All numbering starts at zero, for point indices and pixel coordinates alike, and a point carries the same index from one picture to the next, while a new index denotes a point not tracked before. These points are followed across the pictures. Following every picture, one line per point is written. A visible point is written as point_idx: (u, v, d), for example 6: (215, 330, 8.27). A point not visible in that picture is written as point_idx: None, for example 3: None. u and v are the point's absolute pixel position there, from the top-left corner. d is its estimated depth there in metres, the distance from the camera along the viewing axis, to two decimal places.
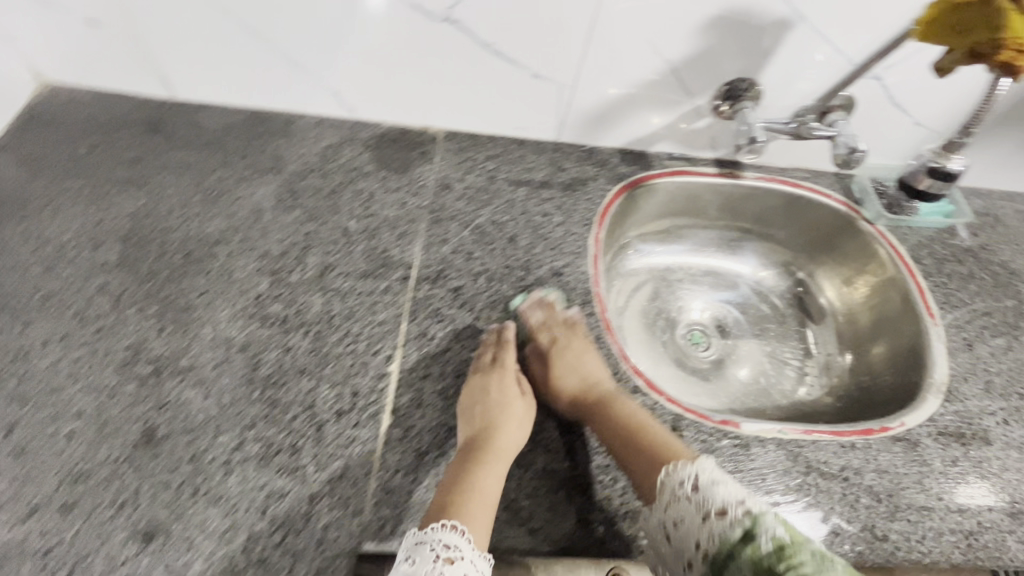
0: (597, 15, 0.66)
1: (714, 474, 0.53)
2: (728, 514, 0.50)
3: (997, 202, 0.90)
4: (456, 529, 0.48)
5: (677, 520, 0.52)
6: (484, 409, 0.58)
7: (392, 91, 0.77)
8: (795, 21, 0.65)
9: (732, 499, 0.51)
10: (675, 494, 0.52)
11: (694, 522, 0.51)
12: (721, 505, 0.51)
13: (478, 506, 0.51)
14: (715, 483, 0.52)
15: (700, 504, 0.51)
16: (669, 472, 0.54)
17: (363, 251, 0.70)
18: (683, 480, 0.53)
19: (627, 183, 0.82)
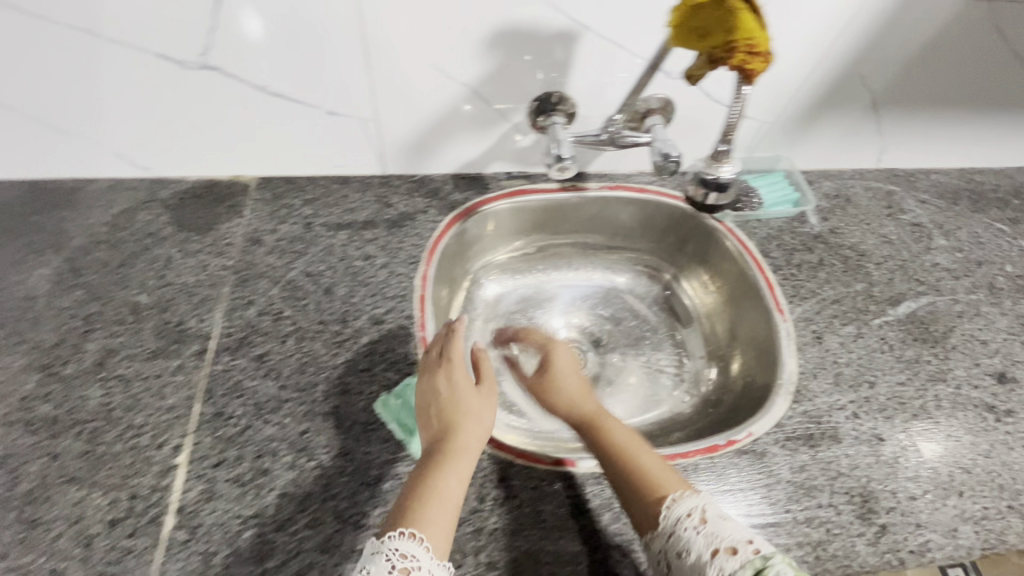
0: (369, 46, 0.60)
1: (721, 512, 0.50)
2: (740, 552, 0.46)
3: (848, 182, 0.89)
4: (416, 539, 0.44)
5: (684, 553, 0.47)
6: (452, 403, 0.55)
7: (181, 145, 0.70)
8: (581, 30, 0.61)
9: (741, 537, 0.47)
10: (681, 527, 0.49)
11: (702, 556, 0.47)
12: (731, 542, 0.47)
13: (438, 513, 0.47)
14: (723, 516, 0.49)
15: (709, 537, 0.47)
16: (671, 504, 0.50)
17: (153, 327, 0.63)
18: (687, 511, 0.49)
19: (461, 212, 0.77)
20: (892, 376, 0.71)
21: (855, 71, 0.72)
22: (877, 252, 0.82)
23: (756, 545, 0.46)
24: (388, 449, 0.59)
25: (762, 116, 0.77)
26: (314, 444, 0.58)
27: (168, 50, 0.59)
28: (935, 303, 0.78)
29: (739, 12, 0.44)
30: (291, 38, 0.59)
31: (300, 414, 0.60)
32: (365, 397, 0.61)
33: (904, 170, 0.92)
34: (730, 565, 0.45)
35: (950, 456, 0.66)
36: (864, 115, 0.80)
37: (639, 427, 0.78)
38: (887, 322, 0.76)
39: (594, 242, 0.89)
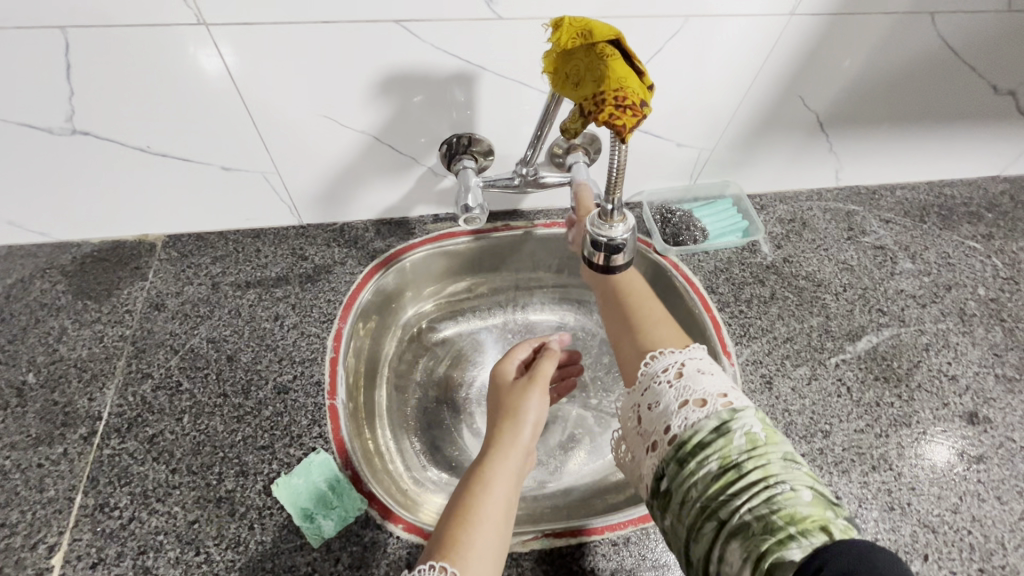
0: (249, 99, 0.56)
1: (701, 367, 0.51)
2: (708, 404, 0.48)
3: (804, 204, 0.83)
4: (442, 569, 0.43)
5: (655, 404, 0.50)
6: (495, 424, 0.58)
7: (77, 210, 0.67)
8: (476, 70, 0.57)
9: (713, 391, 0.48)
10: (655, 381, 0.51)
11: (670, 407, 0.49)
12: (702, 396, 0.48)
13: (478, 541, 0.46)
14: (701, 372, 0.50)
15: (680, 390, 0.49)
16: (650, 361, 0.53)
17: (38, 410, 0.59)
18: (665, 367, 0.51)
19: (382, 261, 0.73)
20: (849, 423, 0.65)
21: (790, 90, 0.67)
22: (835, 281, 0.76)
23: (728, 400, 0.48)
24: (282, 537, 0.54)
25: (699, 144, 0.72)
26: (202, 536, 0.54)
27: (32, 119, 0.55)
28: (899, 335, 0.72)
29: (612, 58, 0.39)
30: (162, 98, 0.55)
31: (190, 501, 0.55)
32: (262, 479, 0.57)
33: (865, 188, 0.86)
34: (696, 414, 0.47)
35: (913, 513, 0.60)
36: (811, 132, 0.74)
37: (582, 484, 0.72)
38: (844, 361, 0.69)
39: (537, 279, 0.84)
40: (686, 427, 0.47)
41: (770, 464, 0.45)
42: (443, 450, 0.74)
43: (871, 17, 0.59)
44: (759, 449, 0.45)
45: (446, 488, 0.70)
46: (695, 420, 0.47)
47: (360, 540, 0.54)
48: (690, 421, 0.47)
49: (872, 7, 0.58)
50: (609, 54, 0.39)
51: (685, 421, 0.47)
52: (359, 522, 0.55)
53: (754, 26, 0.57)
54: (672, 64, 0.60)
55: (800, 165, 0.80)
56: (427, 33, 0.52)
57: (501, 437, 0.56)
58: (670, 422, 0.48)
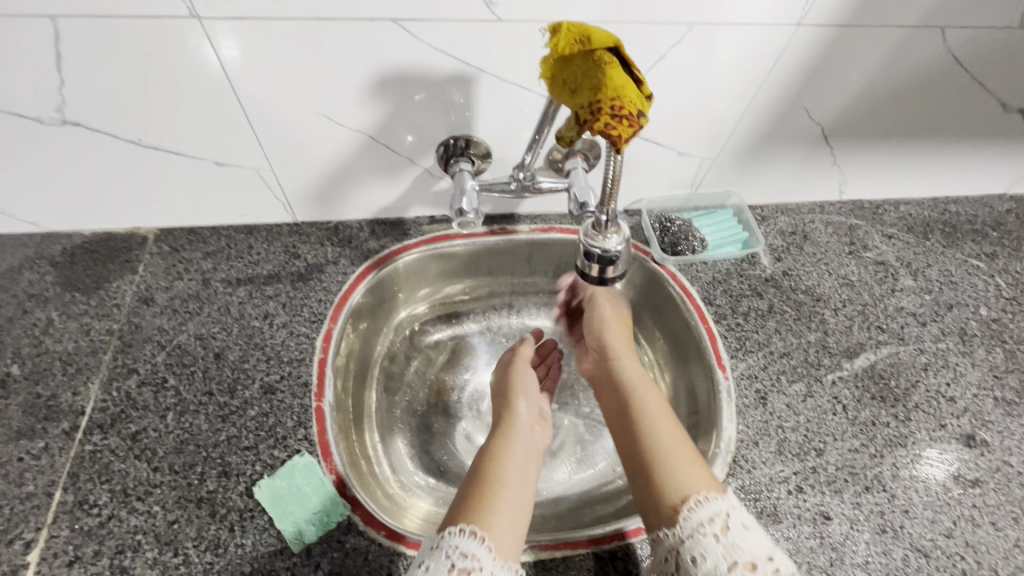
0: (244, 95, 0.56)
1: (745, 520, 0.50)
2: (759, 569, 0.46)
3: (806, 217, 0.82)
4: (471, 532, 0.49)
5: (701, 559, 0.48)
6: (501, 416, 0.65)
7: (67, 200, 0.66)
8: (475, 72, 0.56)
9: (761, 554, 0.47)
10: (700, 533, 0.49)
11: (718, 567, 0.47)
12: (751, 559, 0.47)
13: (499, 511, 0.52)
14: (747, 527, 0.49)
15: (728, 548, 0.48)
16: (691, 509, 0.50)
17: (21, 403, 0.59)
18: (711, 516, 0.50)
19: (375, 261, 0.72)
20: (844, 442, 0.64)
21: (794, 102, 0.65)
22: (835, 296, 0.75)
23: (776, 564, 0.47)
24: (263, 540, 0.53)
25: (701, 153, 0.71)
26: (181, 537, 0.53)
27: (22, 108, 0.54)
28: (898, 354, 0.71)
29: (610, 65, 0.38)
30: (155, 91, 0.54)
31: (170, 501, 0.54)
32: (245, 480, 0.56)
33: (869, 202, 0.84)
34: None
35: (906, 537, 0.59)
36: (815, 144, 0.73)
37: (571, 494, 0.71)
38: (841, 379, 0.68)
39: (533, 284, 0.83)
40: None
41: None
42: (431, 455, 0.73)
43: (879, 30, 0.58)
44: None
45: (434, 493, 0.69)
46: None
47: (342, 547, 0.53)
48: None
49: (880, 20, 0.57)
50: (608, 61, 0.38)
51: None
52: (341, 528, 0.54)
53: (759, 36, 0.56)
54: (674, 73, 0.59)
55: (802, 178, 0.78)
56: (425, 33, 0.52)
57: (505, 427, 0.63)
58: None
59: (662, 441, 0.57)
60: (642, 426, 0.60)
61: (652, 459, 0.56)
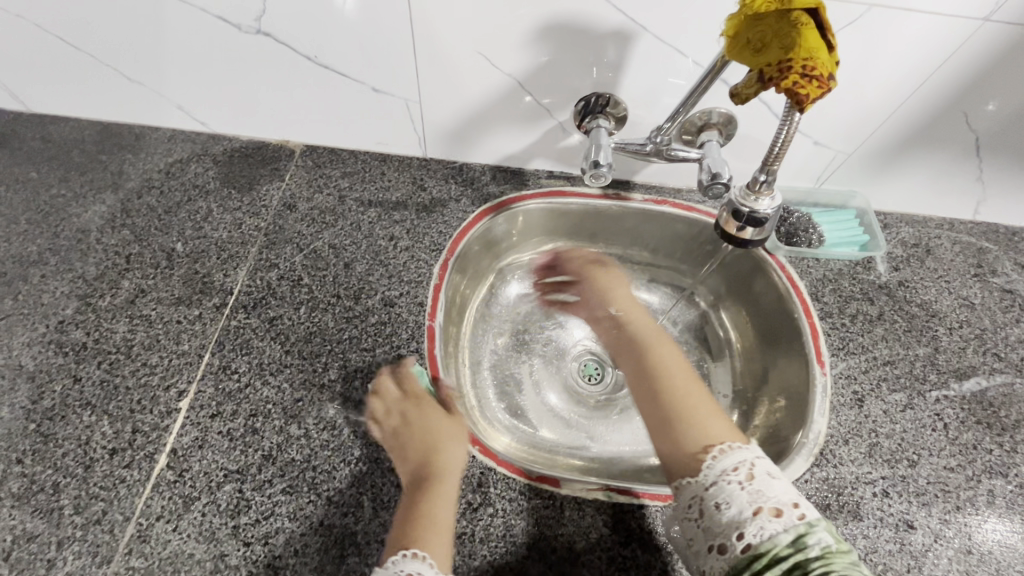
0: (416, 26, 0.60)
1: (770, 469, 0.47)
2: (785, 514, 0.44)
3: (933, 231, 0.79)
4: (418, 555, 0.47)
5: (724, 505, 0.45)
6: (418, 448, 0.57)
7: (237, 107, 0.73)
8: (637, 30, 0.57)
9: (788, 500, 0.45)
10: (724, 480, 0.47)
11: (742, 512, 0.44)
12: (776, 505, 0.44)
13: (437, 539, 0.49)
14: (773, 474, 0.47)
15: (753, 493, 0.45)
16: (714, 457, 0.49)
17: (182, 274, 0.67)
18: (735, 465, 0.47)
19: (492, 206, 0.75)
20: (940, 458, 0.62)
21: (954, 105, 0.63)
22: (951, 315, 0.72)
23: (802, 511, 0.45)
24: (373, 431, 0.59)
25: (838, 146, 0.69)
26: (303, 414, 0.59)
27: (227, 13, 0.61)
28: (1012, 385, 0.68)
29: (805, 26, 0.39)
30: (342, 12, 0.59)
31: (297, 381, 0.61)
32: (362, 376, 0.62)
33: (1005, 228, 0.80)
34: (772, 526, 0.43)
35: (995, 564, 0.57)
36: (962, 154, 0.69)
37: (643, 459, 0.73)
38: (946, 398, 0.66)
39: (632, 255, 0.85)
40: (762, 538, 0.43)
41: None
42: (513, 396, 0.77)
43: None
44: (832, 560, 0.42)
45: (514, 431, 0.74)
46: (772, 532, 0.43)
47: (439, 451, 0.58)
48: (766, 534, 0.43)
49: None
50: (803, 21, 0.39)
51: (761, 532, 0.43)
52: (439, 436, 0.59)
53: (939, 27, 0.55)
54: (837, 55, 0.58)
55: (939, 189, 0.75)
56: None
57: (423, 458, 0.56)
58: (743, 530, 0.44)
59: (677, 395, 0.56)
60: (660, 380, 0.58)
61: (676, 402, 0.55)
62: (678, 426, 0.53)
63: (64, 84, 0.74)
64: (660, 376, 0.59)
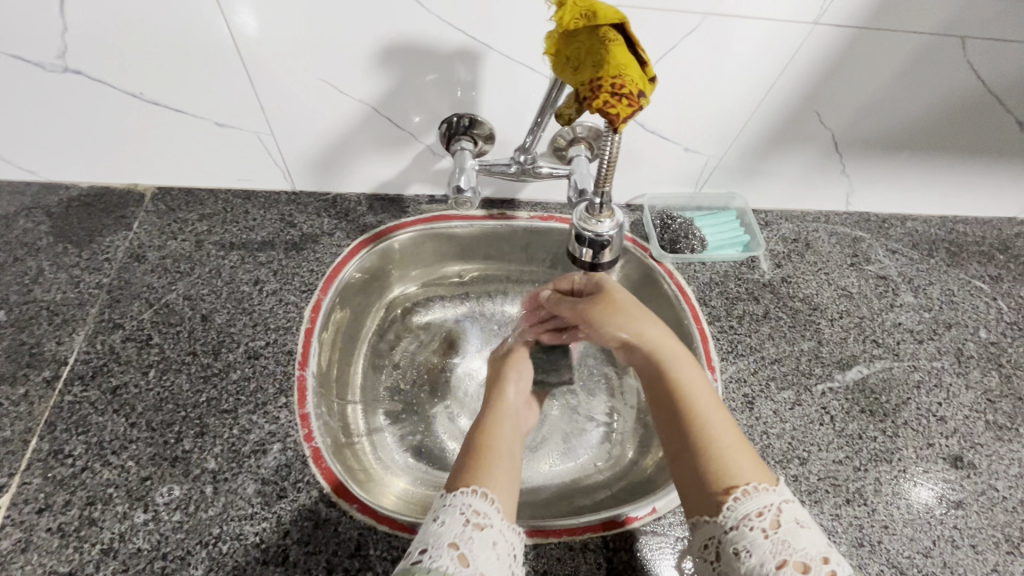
0: (247, 56, 0.55)
1: (799, 517, 0.45)
2: (812, 572, 0.41)
3: (810, 225, 0.81)
4: (482, 493, 0.47)
5: (745, 553, 0.43)
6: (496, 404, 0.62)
7: (67, 152, 0.66)
8: (483, 49, 0.55)
9: (816, 554, 0.42)
10: (745, 525, 0.44)
11: (764, 564, 0.41)
12: (803, 559, 0.41)
13: (500, 475, 0.50)
14: (801, 524, 0.44)
15: (779, 545, 0.42)
16: (735, 501, 0.46)
17: (5, 349, 0.59)
18: (759, 510, 0.45)
19: (370, 237, 0.71)
20: (828, 453, 0.63)
21: (806, 105, 0.65)
22: (832, 306, 0.74)
23: (831, 569, 0.41)
24: (233, 504, 0.52)
25: (708, 151, 0.70)
26: (151, 494, 0.52)
27: (24, 51, 0.54)
28: (891, 369, 0.69)
29: (615, 44, 0.37)
30: (162, 45, 0.54)
31: (145, 457, 0.54)
32: (220, 442, 0.55)
33: (875, 215, 0.83)
34: None
35: (884, 554, 0.57)
36: (825, 150, 0.72)
37: (551, 485, 0.71)
38: (831, 390, 0.67)
39: (530, 272, 0.82)
40: None
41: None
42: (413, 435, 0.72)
43: (896, 35, 0.57)
44: None
45: (412, 473, 0.68)
46: None
47: (313, 516, 0.53)
48: None
49: (900, 25, 0.56)
50: (613, 40, 0.37)
51: None
52: (309, 499, 0.53)
53: (776, 34, 0.55)
54: (687, 63, 0.58)
55: (809, 184, 0.77)
56: (432, 3, 0.51)
57: (500, 411, 0.61)
58: None
59: (703, 425, 0.52)
60: (684, 408, 0.54)
61: (700, 434, 0.52)
62: (704, 454, 0.50)
63: None
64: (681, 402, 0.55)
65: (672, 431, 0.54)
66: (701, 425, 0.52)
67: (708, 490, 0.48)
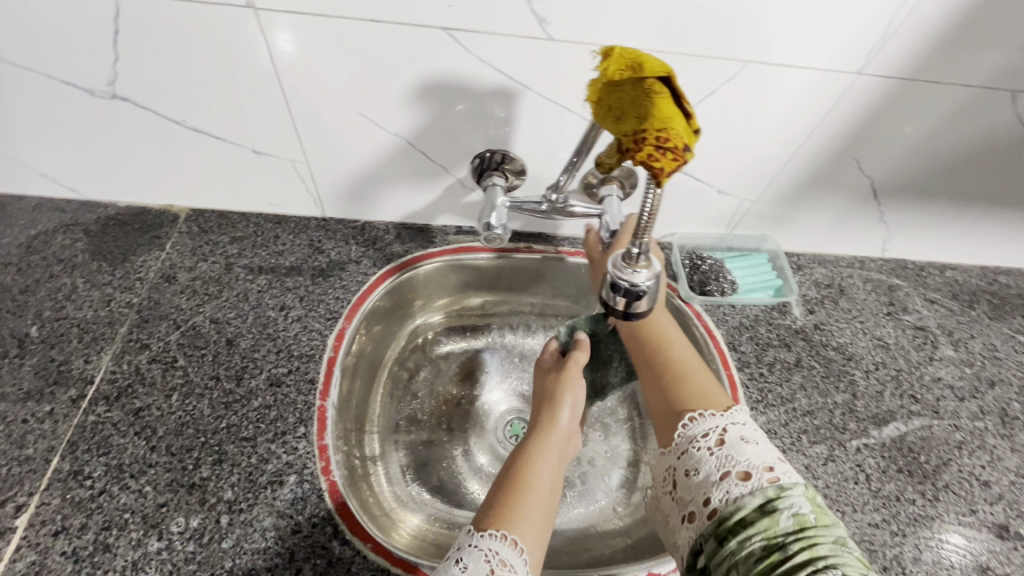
0: (288, 88, 0.56)
1: (744, 435, 0.50)
2: (752, 479, 0.46)
3: (844, 270, 0.79)
4: (511, 542, 0.44)
5: (695, 471, 0.49)
6: (545, 417, 0.56)
7: (108, 172, 0.67)
8: (520, 89, 0.55)
9: (758, 463, 0.47)
10: (694, 446, 0.50)
11: (710, 477, 0.48)
12: (745, 468, 0.47)
13: (531, 519, 0.47)
14: (746, 440, 0.50)
15: (723, 460, 0.48)
16: (690, 422, 0.52)
17: (34, 365, 0.59)
18: (705, 432, 0.50)
19: (396, 266, 0.71)
20: (863, 514, 0.60)
21: (846, 151, 0.63)
22: (868, 357, 0.71)
23: (774, 475, 0.47)
24: (246, 537, 0.51)
25: (742, 194, 0.69)
26: (166, 522, 0.52)
27: (76, 78, 0.56)
28: (930, 427, 0.66)
29: (661, 95, 0.36)
30: (206, 75, 0.55)
31: (162, 482, 0.54)
32: (238, 471, 0.55)
33: (913, 263, 0.80)
34: (739, 490, 0.46)
35: None
36: (862, 196, 0.70)
37: (569, 530, 0.68)
38: (867, 446, 0.64)
39: (554, 306, 0.81)
40: (728, 502, 0.46)
41: (816, 544, 0.43)
42: (429, 470, 0.71)
43: (941, 87, 0.56)
44: (808, 532, 0.44)
45: (427, 509, 0.67)
46: (738, 496, 0.46)
47: (326, 554, 0.52)
48: (732, 497, 0.46)
49: (948, 75, 0.55)
50: (660, 93, 0.36)
51: (727, 496, 0.46)
52: (323, 537, 0.52)
53: (818, 81, 0.54)
54: (725, 109, 0.57)
55: (843, 229, 0.75)
56: (473, 44, 0.51)
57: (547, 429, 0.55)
58: (710, 494, 0.47)
59: (672, 358, 0.58)
60: (657, 346, 0.59)
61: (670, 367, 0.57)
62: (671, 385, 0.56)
63: None
64: (654, 340, 0.60)
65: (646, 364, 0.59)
66: (667, 357, 0.58)
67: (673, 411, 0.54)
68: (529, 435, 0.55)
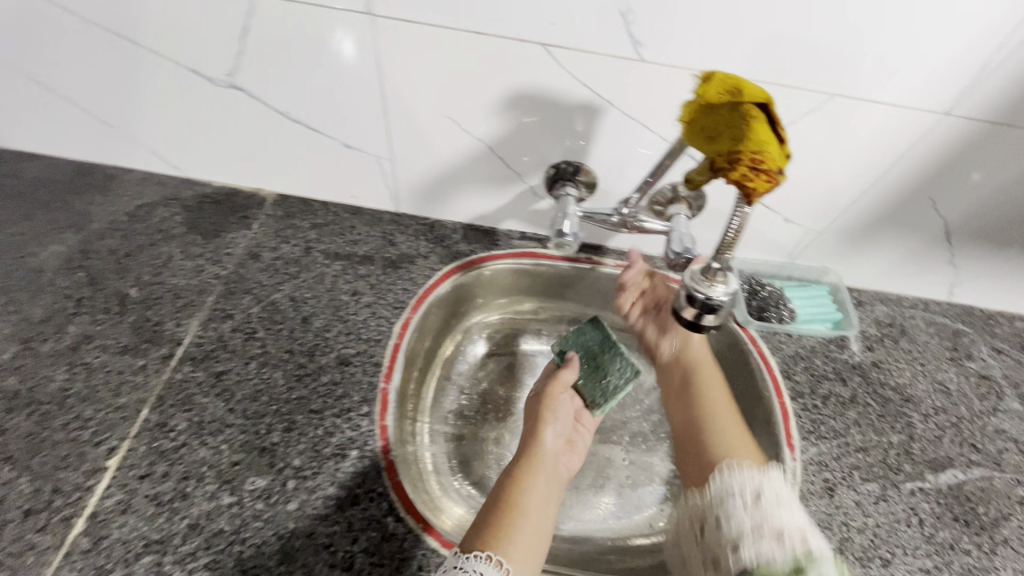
0: (387, 89, 0.60)
1: (782, 495, 0.58)
2: (785, 540, 0.54)
3: (907, 311, 0.77)
4: (494, 561, 0.49)
5: (729, 521, 0.58)
6: (528, 451, 0.64)
7: (210, 154, 0.73)
8: (605, 106, 0.58)
9: (792, 527, 0.54)
10: (731, 496, 0.59)
11: (741, 530, 0.56)
12: (779, 528, 0.55)
13: (517, 538, 0.53)
14: (781, 503, 0.57)
15: (760, 517, 0.56)
16: (725, 475, 0.61)
17: (132, 322, 0.65)
18: (743, 490, 0.59)
19: (461, 264, 0.74)
20: (914, 559, 0.58)
21: (923, 191, 0.63)
22: (927, 401, 0.70)
23: (806, 540, 0.54)
24: (309, 502, 0.55)
25: (809, 224, 0.69)
26: (239, 479, 0.55)
27: (201, 67, 0.61)
28: (990, 479, 0.64)
29: (757, 120, 0.38)
30: (316, 73, 0.60)
31: (237, 442, 0.58)
32: (305, 440, 0.58)
33: (981, 311, 0.78)
34: (770, 548, 0.54)
35: None
36: (933, 238, 0.69)
37: (605, 539, 0.69)
38: (922, 490, 0.63)
39: (605, 318, 0.83)
40: (758, 560, 0.54)
41: None
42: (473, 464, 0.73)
43: None
44: None
45: (469, 502, 0.69)
46: (768, 555, 0.54)
47: (381, 528, 0.54)
48: (761, 554, 0.54)
49: None
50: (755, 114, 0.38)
51: (758, 553, 0.54)
52: (379, 511, 0.55)
53: (902, 118, 0.55)
54: (804, 139, 0.58)
55: (910, 269, 0.75)
56: (568, 61, 0.54)
57: (530, 460, 0.62)
58: (739, 552, 0.56)
59: (711, 411, 0.68)
60: (703, 402, 0.69)
61: (711, 422, 0.67)
62: (706, 440, 0.66)
63: (37, 128, 0.73)
64: (698, 391, 0.69)
65: (688, 420, 0.69)
66: (708, 411, 0.68)
67: (707, 468, 0.64)
68: (515, 464, 0.62)
